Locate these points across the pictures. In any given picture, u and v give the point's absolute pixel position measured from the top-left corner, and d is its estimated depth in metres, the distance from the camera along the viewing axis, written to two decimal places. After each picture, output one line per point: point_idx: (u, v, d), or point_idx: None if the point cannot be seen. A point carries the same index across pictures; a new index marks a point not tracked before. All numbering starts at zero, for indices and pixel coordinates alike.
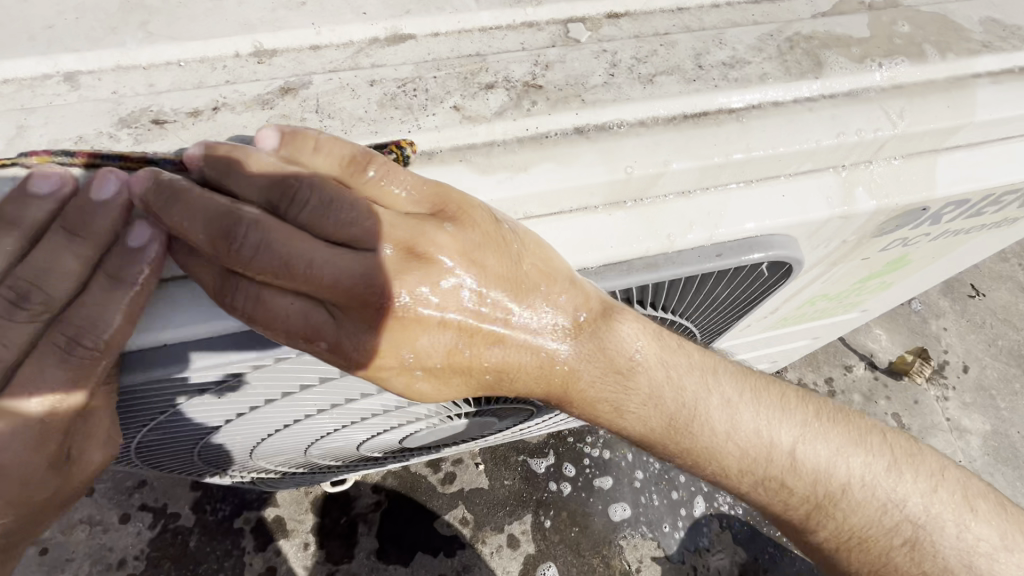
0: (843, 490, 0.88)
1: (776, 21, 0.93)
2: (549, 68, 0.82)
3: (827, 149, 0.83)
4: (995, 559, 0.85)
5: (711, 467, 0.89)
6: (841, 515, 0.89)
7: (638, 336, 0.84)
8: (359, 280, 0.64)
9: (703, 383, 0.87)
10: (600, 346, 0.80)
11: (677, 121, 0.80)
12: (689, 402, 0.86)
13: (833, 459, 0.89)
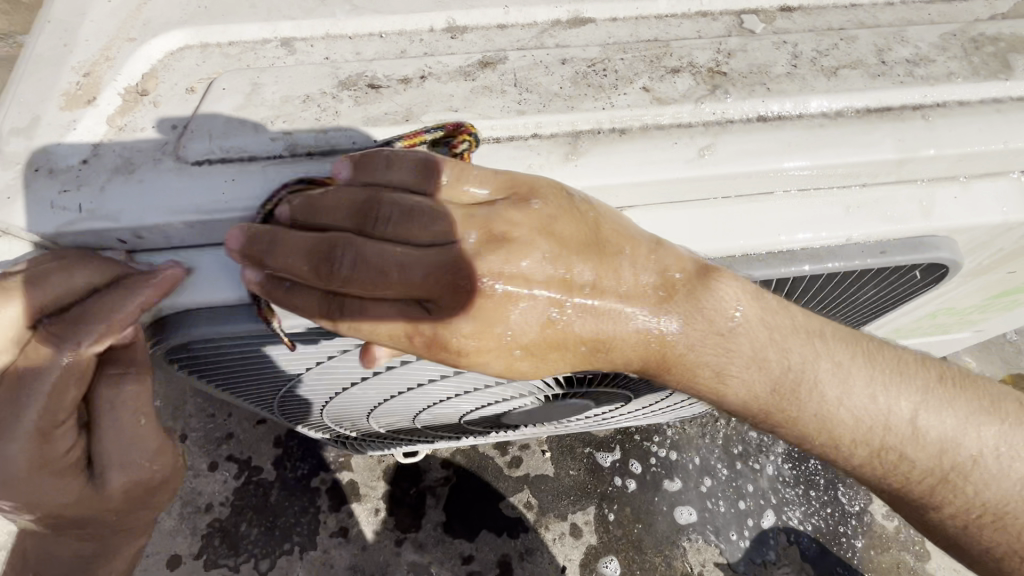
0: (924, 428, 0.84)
1: (955, 20, 0.92)
2: (731, 56, 0.84)
3: (1012, 153, 0.82)
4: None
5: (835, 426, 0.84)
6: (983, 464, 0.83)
7: (739, 296, 0.79)
8: (640, 280, 0.74)
9: (791, 329, 0.83)
10: (697, 305, 0.76)
11: (861, 114, 0.81)
12: (795, 366, 0.82)
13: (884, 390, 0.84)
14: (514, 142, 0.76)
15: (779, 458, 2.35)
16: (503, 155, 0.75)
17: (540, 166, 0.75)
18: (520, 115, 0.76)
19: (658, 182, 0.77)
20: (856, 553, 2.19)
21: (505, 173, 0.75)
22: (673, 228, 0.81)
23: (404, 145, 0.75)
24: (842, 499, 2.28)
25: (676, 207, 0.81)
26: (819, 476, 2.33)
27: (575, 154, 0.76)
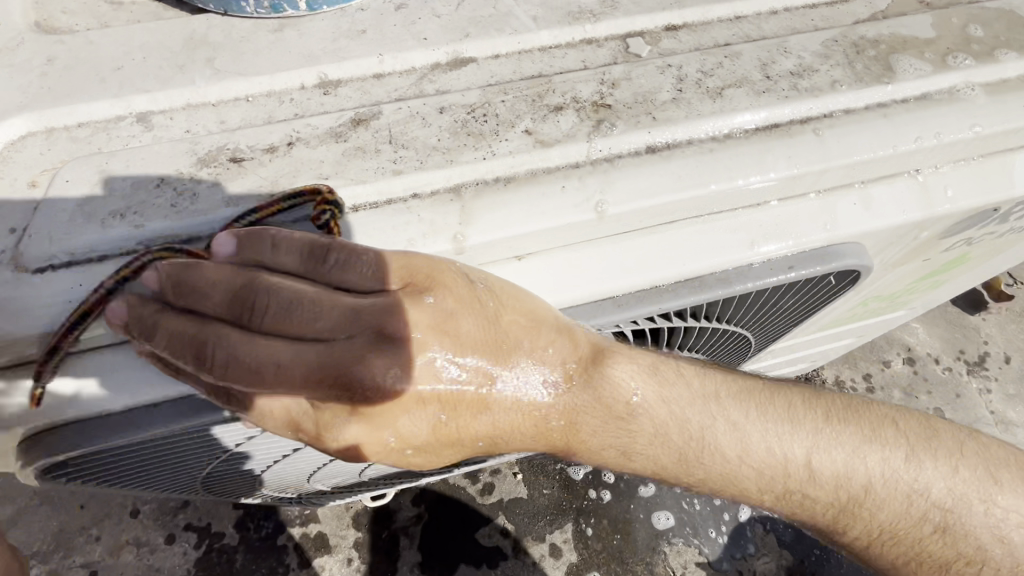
0: (909, 495, 0.80)
1: (838, 24, 0.92)
2: (616, 86, 0.81)
3: (904, 155, 0.82)
4: None
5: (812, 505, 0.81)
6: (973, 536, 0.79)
7: (636, 375, 0.78)
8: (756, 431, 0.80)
9: (690, 382, 0.82)
10: (594, 391, 0.75)
11: (749, 133, 0.79)
12: (696, 433, 0.79)
13: (858, 461, 0.80)
14: (389, 206, 0.72)
15: None
16: (382, 221, 0.71)
17: (423, 227, 0.71)
18: (396, 176, 0.72)
19: (550, 229, 0.73)
20: None
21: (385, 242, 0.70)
22: (576, 271, 0.77)
23: (273, 224, 0.69)
24: None
25: (576, 250, 0.78)
26: None
27: (458, 210, 0.72)
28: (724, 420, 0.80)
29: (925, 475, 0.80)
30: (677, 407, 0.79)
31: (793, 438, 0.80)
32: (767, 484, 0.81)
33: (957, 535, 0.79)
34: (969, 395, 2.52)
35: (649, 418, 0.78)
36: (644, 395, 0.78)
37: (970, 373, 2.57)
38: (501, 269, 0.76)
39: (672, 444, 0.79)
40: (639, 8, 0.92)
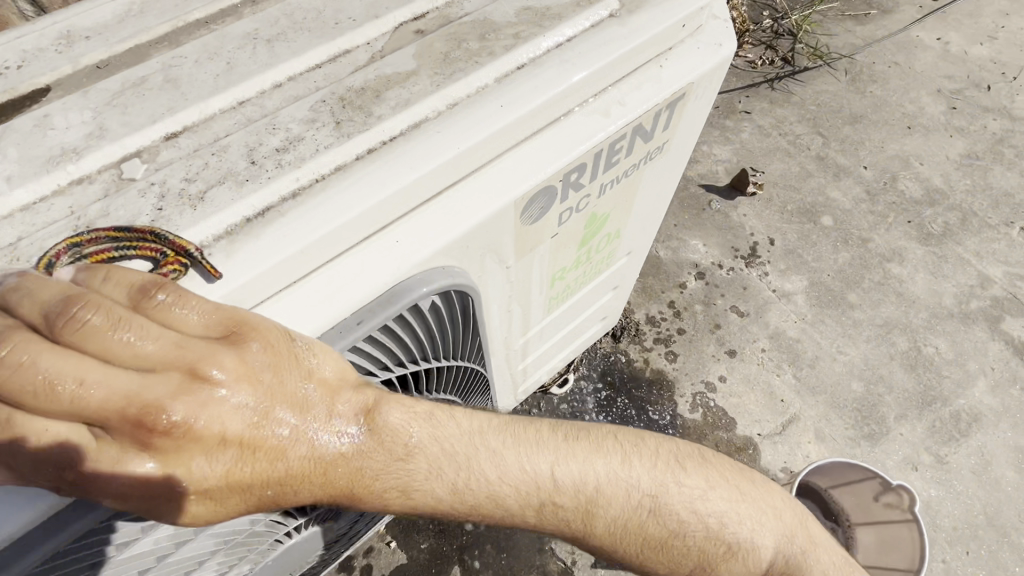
0: (496, 495, 0.96)
1: (334, 80, 0.95)
2: (90, 229, 0.78)
3: (410, 188, 0.87)
4: (587, 516, 1.01)
5: (481, 488, 0.95)
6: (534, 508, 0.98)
7: (410, 420, 0.92)
8: (522, 451, 0.98)
9: (463, 438, 0.96)
10: (374, 432, 0.87)
11: (241, 229, 0.80)
12: (460, 464, 0.94)
13: (529, 470, 0.98)
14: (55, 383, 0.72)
15: (592, 414, 2.51)
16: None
17: None
18: None
19: None
20: None
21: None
22: None
23: None
24: (653, 417, 2.49)
25: None
26: (629, 409, 2.52)
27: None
28: (488, 449, 0.96)
29: (637, 471, 1.03)
30: (449, 442, 0.95)
31: (539, 454, 0.99)
32: (415, 468, 0.91)
33: (532, 508, 0.99)
34: (753, 284, 2.86)
35: (416, 440, 0.92)
36: (420, 434, 0.92)
37: (747, 265, 2.91)
38: None
39: (447, 478, 0.93)
40: (129, 129, 0.89)
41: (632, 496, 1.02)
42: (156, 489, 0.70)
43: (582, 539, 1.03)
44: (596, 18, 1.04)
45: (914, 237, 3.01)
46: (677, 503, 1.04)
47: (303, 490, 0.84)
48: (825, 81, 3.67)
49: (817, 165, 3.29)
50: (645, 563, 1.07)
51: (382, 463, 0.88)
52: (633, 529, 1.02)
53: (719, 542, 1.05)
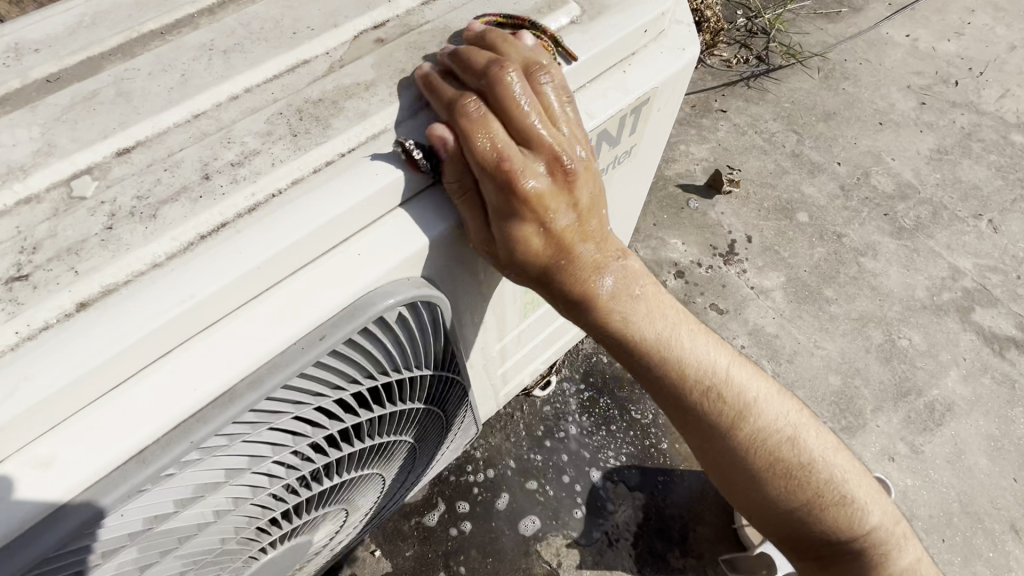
0: (685, 358, 1.10)
1: (291, 91, 0.94)
2: (36, 249, 0.75)
3: (372, 200, 0.86)
4: (754, 409, 1.15)
5: (671, 349, 1.09)
6: (709, 380, 1.12)
7: (639, 278, 1.09)
8: (710, 338, 1.16)
9: (672, 314, 1.13)
10: (632, 273, 1.07)
11: (196, 245, 0.78)
12: (661, 328, 1.10)
13: (723, 361, 1.15)
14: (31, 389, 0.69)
15: (576, 415, 2.51)
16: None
17: None
18: None
19: None
20: (666, 455, 2.42)
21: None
22: (70, 449, 0.71)
23: None
24: (635, 416, 2.51)
25: (56, 433, 0.72)
26: (612, 409, 2.53)
27: (19, 364, 0.68)
28: (697, 337, 1.14)
29: (780, 398, 1.19)
30: (663, 304, 1.11)
31: (732, 360, 1.16)
32: (627, 313, 1.07)
33: (694, 393, 1.11)
34: (732, 282, 2.89)
35: (642, 287, 1.09)
36: (646, 289, 1.10)
37: (726, 263, 2.94)
38: None
39: (657, 326, 1.09)
40: (78, 145, 0.87)
41: (778, 418, 1.16)
42: (539, 201, 0.90)
43: (726, 441, 1.13)
44: (558, 24, 1.05)
45: (887, 231, 3.07)
46: (810, 444, 1.17)
47: (567, 264, 0.99)
48: (799, 78, 3.73)
49: (792, 162, 3.33)
50: (774, 505, 1.15)
51: (626, 292, 1.05)
52: (781, 446, 1.15)
53: (842, 488, 1.15)
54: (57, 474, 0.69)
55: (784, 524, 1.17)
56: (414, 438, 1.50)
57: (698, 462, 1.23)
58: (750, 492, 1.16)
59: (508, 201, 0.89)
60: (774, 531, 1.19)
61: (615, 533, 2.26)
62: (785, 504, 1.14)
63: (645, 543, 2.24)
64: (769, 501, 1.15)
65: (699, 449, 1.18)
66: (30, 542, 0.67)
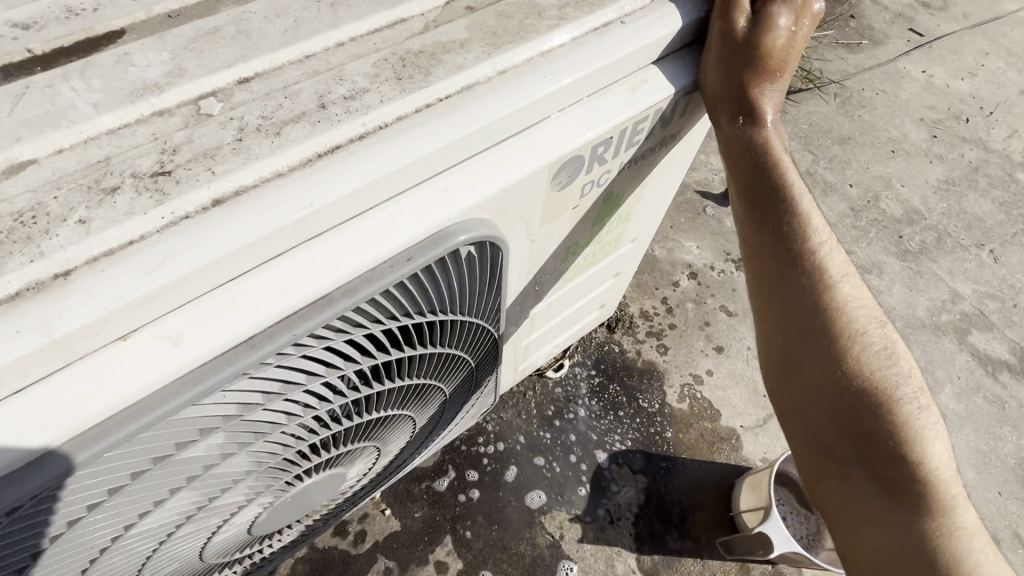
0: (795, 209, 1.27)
1: (392, 43, 1.05)
2: (176, 152, 0.85)
3: (462, 141, 0.97)
4: (842, 288, 1.27)
5: (784, 196, 1.27)
6: (806, 237, 1.27)
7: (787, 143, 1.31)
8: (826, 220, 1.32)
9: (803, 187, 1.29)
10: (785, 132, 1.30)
11: (314, 161, 0.88)
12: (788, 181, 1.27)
13: (834, 239, 1.31)
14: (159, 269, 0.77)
15: (586, 399, 2.61)
16: (83, 378, 0.76)
17: None
18: None
19: (131, 305, 0.76)
20: (670, 443, 2.52)
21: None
22: (195, 328, 0.82)
23: None
24: (643, 404, 2.61)
25: (181, 312, 0.82)
26: (620, 396, 2.63)
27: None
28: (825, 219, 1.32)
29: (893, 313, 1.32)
30: (796, 173, 1.30)
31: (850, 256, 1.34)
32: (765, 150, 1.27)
33: (787, 239, 1.27)
34: (741, 286, 3.00)
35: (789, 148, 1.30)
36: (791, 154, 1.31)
37: (737, 268, 3.06)
38: (112, 351, 0.78)
39: (789, 179, 1.27)
40: (206, 70, 0.97)
41: (870, 317, 1.27)
42: (789, 21, 1.20)
43: (826, 300, 1.25)
44: (635, 4, 1.15)
45: (893, 252, 3.20)
46: (899, 353, 1.27)
47: (771, 86, 1.25)
48: (817, 102, 3.88)
49: (807, 180, 3.47)
50: (821, 374, 1.24)
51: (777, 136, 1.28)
52: (853, 328, 1.24)
53: (915, 394, 1.22)
54: (44, 422, 0.74)
55: (819, 400, 1.24)
56: (447, 386, 1.60)
57: (764, 322, 1.35)
58: (829, 357, 1.23)
59: (768, 8, 1.19)
60: (803, 409, 1.27)
61: (617, 512, 2.35)
62: (831, 373, 1.23)
63: (645, 523, 2.33)
64: (815, 367, 1.24)
65: (778, 306, 1.30)
66: (27, 477, 0.72)
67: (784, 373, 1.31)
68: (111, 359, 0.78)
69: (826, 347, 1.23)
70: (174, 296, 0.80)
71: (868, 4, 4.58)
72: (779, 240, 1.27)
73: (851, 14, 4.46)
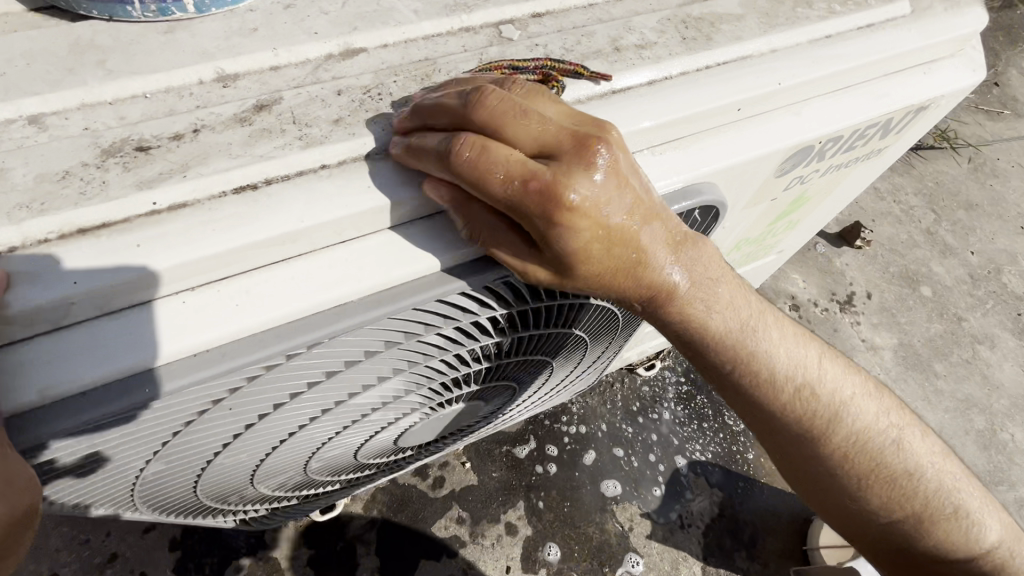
0: (744, 350, 1.07)
1: (669, 6, 1.10)
2: (492, 64, 0.94)
3: (730, 106, 1.03)
4: (841, 406, 1.12)
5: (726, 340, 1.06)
6: (754, 374, 1.09)
7: (699, 257, 0.99)
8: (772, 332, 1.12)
9: (743, 296, 1.09)
10: (695, 258, 0.98)
11: (609, 96, 0.97)
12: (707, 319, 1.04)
13: (788, 351, 1.12)
14: None
15: (671, 404, 2.61)
16: (388, 243, 0.85)
17: (350, 192, 0.81)
18: (309, 148, 0.80)
19: None
20: (750, 465, 2.49)
21: (26, 288, 0.67)
22: None
23: (188, 202, 0.75)
24: (728, 421, 2.59)
25: None
26: (706, 408, 2.62)
27: (106, 245, 0.71)
28: (773, 328, 1.12)
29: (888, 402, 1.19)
30: (716, 291, 1.03)
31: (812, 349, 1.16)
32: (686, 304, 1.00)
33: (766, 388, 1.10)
34: (844, 329, 2.93)
35: (709, 279, 1.02)
36: (711, 273, 1.02)
37: (842, 310, 2.99)
38: (418, 226, 0.87)
39: (721, 318, 1.05)
40: None
41: (868, 425, 1.13)
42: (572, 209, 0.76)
43: (828, 442, 1.11)
44: (895, 14, 1.20)
45: (1009, 328, 3.07)
46: (915, 445, 1.15)
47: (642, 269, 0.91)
48: (948, 163, 3.75)
49: (926, 238, 3.36)
50: (850, 503, 1.13)
51: (682, 277, 0.97)
52: (867, 449, 1.11)
53: (953, 495, 1.12)
54: (166, 332, 0.72)
55: (854, 520, 1.16)
56: (589, 351, 1.63)
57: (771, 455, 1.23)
58: (839, 491, 1.13)
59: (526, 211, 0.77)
60: (858, 530, 1.17)
61: (688, 519, 2.35)
62: (857, 500, 1.13)
63: (715, 536, 2.33)
64: (836, 498, 1.15)
65: (779, 451, 1.17)
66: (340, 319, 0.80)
67: (811, 499, 1.21)
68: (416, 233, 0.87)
69: (839, 481, 1.12)
70: None
71: (1014, 73, 4.40)
72: (750, 399, 1.11)
73: (995, 81, 4.30)
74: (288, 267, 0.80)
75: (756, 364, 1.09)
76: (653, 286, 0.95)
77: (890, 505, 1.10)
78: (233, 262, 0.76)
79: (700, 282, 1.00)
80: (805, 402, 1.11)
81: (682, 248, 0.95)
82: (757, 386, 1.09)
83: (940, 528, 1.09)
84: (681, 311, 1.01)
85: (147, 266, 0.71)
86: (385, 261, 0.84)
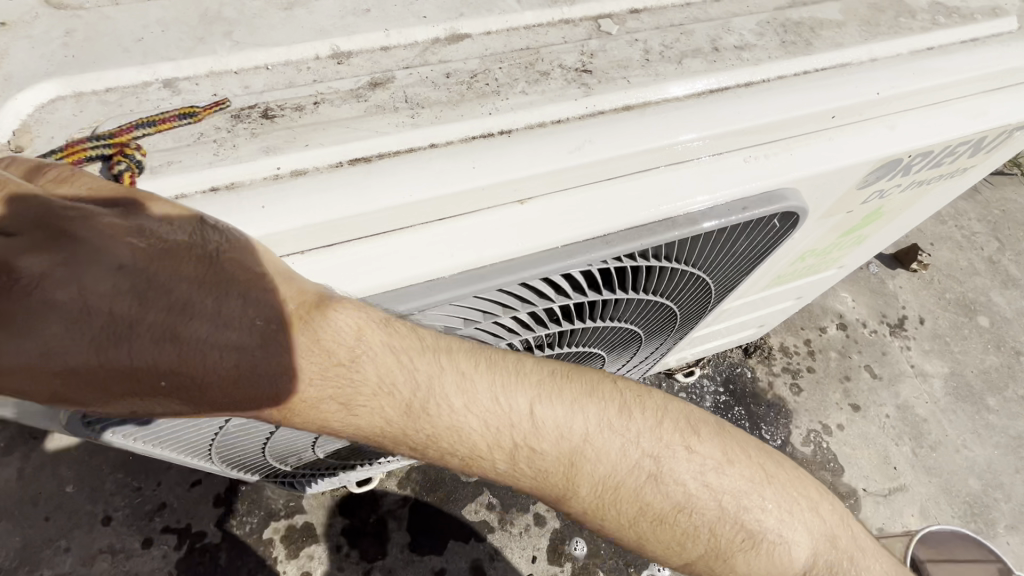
0: (484, 438, 0.81)
1: (767, 9, 1.10)
2: (593, 56, 0.97)
3: (826, 112, 1.02)
4: (671, 484, 0.85)
5: (467, 438, 0.81)
6: (526, 465, 0.83)
7: (361, 326, 0.75)
8: (477, 396, 0.80)
9: (432, 358, 0.79)
10: (313, 336, 0.71)
11: (706, 95, 0.98)
12: (421, 392, 0.78)
13: (528, 415, 0.81)
14: (578, 148, 0.88)
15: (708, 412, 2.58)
16: (481, 224, 0.86)
17: (455, 169, 0.83)
18: (419, 127, 0.85)
19: (551, 172, 0.86)
20: None
21: None
22: (571, 212, 0.90)
23: (308, 170, 0.80)
24: (765, 435, 2.55)
25: (566, 194, 0.90)
26: (743, 420, 2.58)
27: (216, 207, 0.75)
28: (470, 383, 0.81)
29: (552, 412, 0.82)
30: (412, 365, 0.78)
31: (518, 387, 0.82)
32: (399, 404, 0.78)
33: (563, 480, 0.84)
34: (893, 353, 2.85)
35: (369, 359, 0.75)
36: (366, 346, 0.75)
37: (892, 333, 2.91)
38: (511, 210, 0.88)
39: (398, 398, 0.77)
40: None
41: (661, 490, 0.86)
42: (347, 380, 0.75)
43: (623, 529, 0.87)
44: (998, 31, 1.18)
45: None
46: (679, 469, 0.86)
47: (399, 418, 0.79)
48: (1015, 191, 3.60)
49: (986, 267, 3.23)
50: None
51: (318, 366, 0.73)
52: (661, 525, 0.87)
53: (677, 526, 0.87)
54: None
55: None
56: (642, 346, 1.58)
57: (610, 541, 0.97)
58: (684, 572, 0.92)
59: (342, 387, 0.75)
60: None
61: None
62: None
63: None
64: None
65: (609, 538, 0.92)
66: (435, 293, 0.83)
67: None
68: (509, 215, 0.87)
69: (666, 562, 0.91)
70: (574, 173, 0.89)
71: None
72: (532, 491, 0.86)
73: None
74: (392, 239, 0.83)
75: (527, 447, 0.82)
76: (315, 398, 0.74)
77: (647, 544, 0.89)
78: (340, 231, 0.79)
79: (339, 352, 0.74)
80: (475, 461, 0.83)
81: (300, 331, 0.71)
82: (528, 471, 0.83)
83: (733, 563, 0.88)
84: (440, 412, 0.79)
85: (265, 227, 0.75)
86: (478, 241, 0.85)
